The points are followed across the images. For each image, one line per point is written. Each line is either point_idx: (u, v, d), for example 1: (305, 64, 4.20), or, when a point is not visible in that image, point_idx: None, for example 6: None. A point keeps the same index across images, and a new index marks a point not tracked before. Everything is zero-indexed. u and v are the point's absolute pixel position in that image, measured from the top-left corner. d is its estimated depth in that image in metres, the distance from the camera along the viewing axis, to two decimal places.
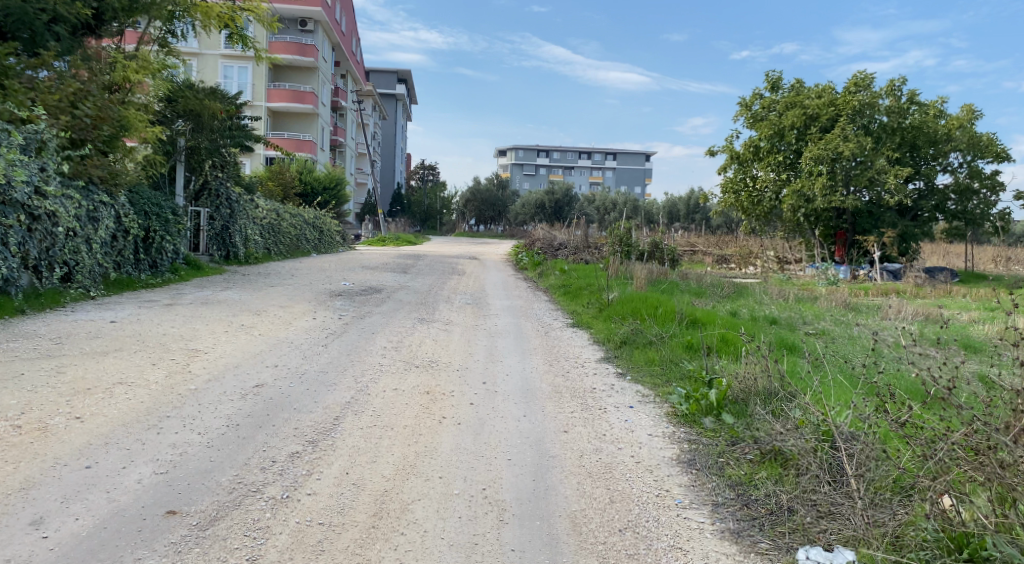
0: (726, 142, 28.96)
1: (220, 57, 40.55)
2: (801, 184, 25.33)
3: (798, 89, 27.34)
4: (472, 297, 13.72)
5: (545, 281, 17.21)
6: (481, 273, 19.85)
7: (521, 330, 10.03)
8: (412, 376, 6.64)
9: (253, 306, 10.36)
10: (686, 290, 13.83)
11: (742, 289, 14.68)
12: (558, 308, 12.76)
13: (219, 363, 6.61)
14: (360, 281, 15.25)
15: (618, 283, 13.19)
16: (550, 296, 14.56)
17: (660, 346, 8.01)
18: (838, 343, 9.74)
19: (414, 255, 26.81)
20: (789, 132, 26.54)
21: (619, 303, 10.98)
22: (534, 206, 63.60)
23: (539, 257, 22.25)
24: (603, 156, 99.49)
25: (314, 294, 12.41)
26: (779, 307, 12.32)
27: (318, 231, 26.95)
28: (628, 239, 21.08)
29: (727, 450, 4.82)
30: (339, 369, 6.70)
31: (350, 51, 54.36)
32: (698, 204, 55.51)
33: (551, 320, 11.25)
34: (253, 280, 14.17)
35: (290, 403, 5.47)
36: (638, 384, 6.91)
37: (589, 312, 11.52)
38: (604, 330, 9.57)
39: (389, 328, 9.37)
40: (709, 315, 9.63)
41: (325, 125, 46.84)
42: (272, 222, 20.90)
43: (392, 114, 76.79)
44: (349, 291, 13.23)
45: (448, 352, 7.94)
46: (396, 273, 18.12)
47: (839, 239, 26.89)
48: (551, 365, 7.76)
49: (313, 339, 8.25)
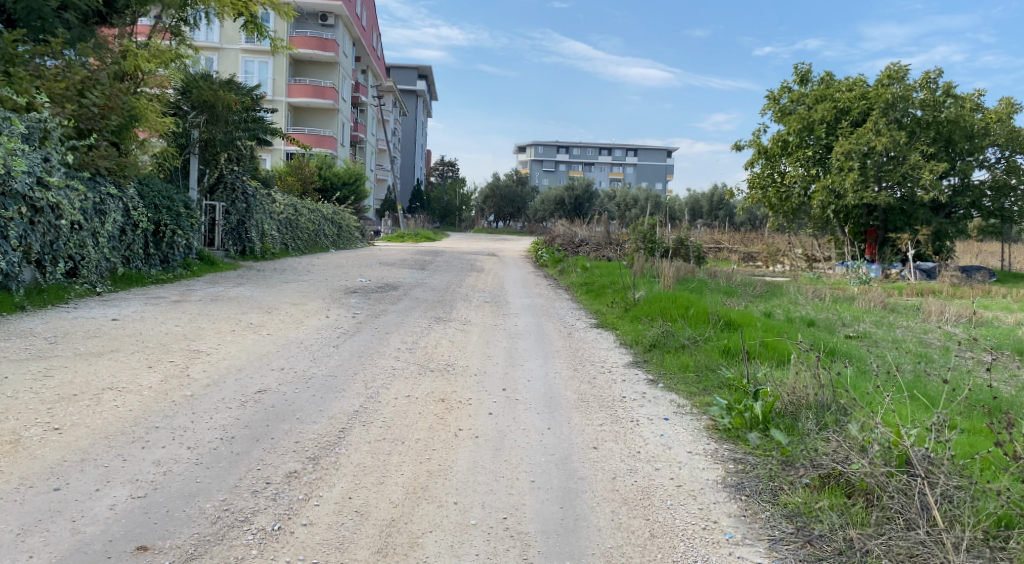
0: (754, 137, 28.17)
1: (240, 51, 40.77)
2: (831, 180, 24.48)
3: (828, 82, 26.32)
4: (492, 295, 13.22)
5: (567, 278, 16.66)
6: (501, 270, 19.36)
7: (543, 331, 9.51)
8: (427, 382, 6.13)
9: (264, 304, 9.95)
10: (716, 289, 13.21)
11: (774, 289, 14.02)
12: (581, 307, 12.21)
13: (220, 366, 6.16)
14: (376, 278, 14.81)
15: (644, 281, 12.63)
16: (572, 294, 14.01)
17: (694, 351, 7.44)
18: (882, 347, 9.10)
19: (433, 251, 26.37)
20: (818, 127, 25.61)
21: (646, 303, 10.40)
22: (554, 202, 63.00)
23: (560, 254, 21.71)
24: (624, 152, 98.54)
25: (328, 291, 11.97)
26: (815, 308, 11.67)
27: (336, 227, 26.60)
28: (653, 236, 20.47)
29: (780, 474, 4.27)
30: (348, 374, 6.22)
31: (371, 46, 54.16)
32: (721, 201, 54.57)
33: (574, 320, 10.71)
34: (266, 276, 13.78)
35: (293, 412, 5.00)
36: (672, 392, 6.34)
37: (614, 312, 10.98)
38: (632, 332, 9.01)
39: (405, 328, 8.90)
40: (744, 317, 9.03)
41: (345, 120, 46.59)
42: (289, 217, 20.55)
43: (413, 110, 76.47)
44: (366, 288, 12.79)
45: (466, 355, 7.44)
46: (414, 269, 17.67)
47: (870, 236, 25.64)
48: (576, 370, 7.22)
49: (324, 340, 7.79)
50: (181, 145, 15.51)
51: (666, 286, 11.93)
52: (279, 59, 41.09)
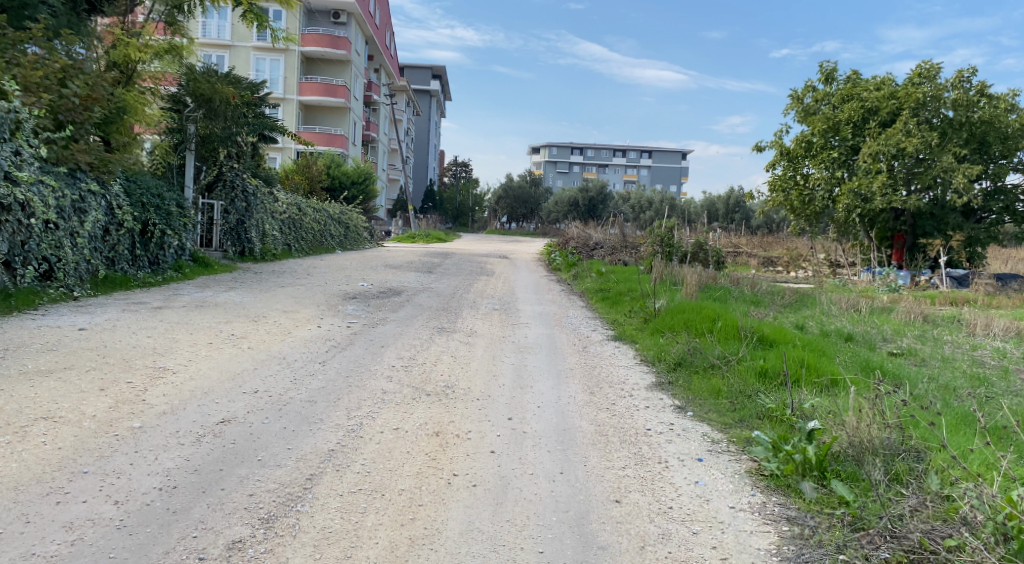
0: (776, 137, 27.20)
1: (252, 49, 40.19)
2: (858, 183, 23.37)
3: (855, 81, 25.30)
4: (501, 302, 12.40)
5: (581, 284, 15.81)
6: (512, 274, 18.53)
7: (554, 344, 8.68)
8: (420, 409, 5.30)
9: (253, 312, 9.19)
10: (741, 297, 12.32)
11: (803, 298, 13.10)
12: (597, 316, 11.36)
13: (183, 390, 5.39)
14: (379, 282, 14.04)
15: (664, 289, 11.77)
16: (586, 302, 13.16)
17: (726, 373, 6.57)
18: (931, 366, 8.18)
19: (443, 253, 25.59)
20: (844, 127, 24.66)
21: (667, 314, 9.55)
22: (568, 204, 62.11)
23: (573, 258, 20.86)
24: (638, 154, 97.45)
25: (325, 297, 11.19)
26: (851, 320, 10.74)
27: (343, 227, 25.86)
28: (670, 240, 19.55)
29: (850, 545, 3.44)
30: (329, 399, 5.43)
31: (383, 45, 53.56)
32: (737, 204, 53.41)
33: (589, 331, 9.87)
34: (262, 280, 13.03)
35: (254, 452, 4.21)
36: (704, 424, 5.49)
37: (632, 323, 10.12)
38: (653, 348, 8.15)
39: (403, 339, 8.12)
40: (778, 332, 8.17)
41: (356, 119, 45.94)
42: (292, 217, 19.84)
43: (426, 110, 75.77)
44: (366, 294, 12.00)
45: (468, 374, 6.62)
46: (420, 272, 16.88)
47: (898, 241, 24.64)
48: (593, 392, 6.37)
49: (309, 355, 7.00)
50: (177, 139, 14.85)
51: (687, 294, 11.08)
52: (290, 56, 40.48)
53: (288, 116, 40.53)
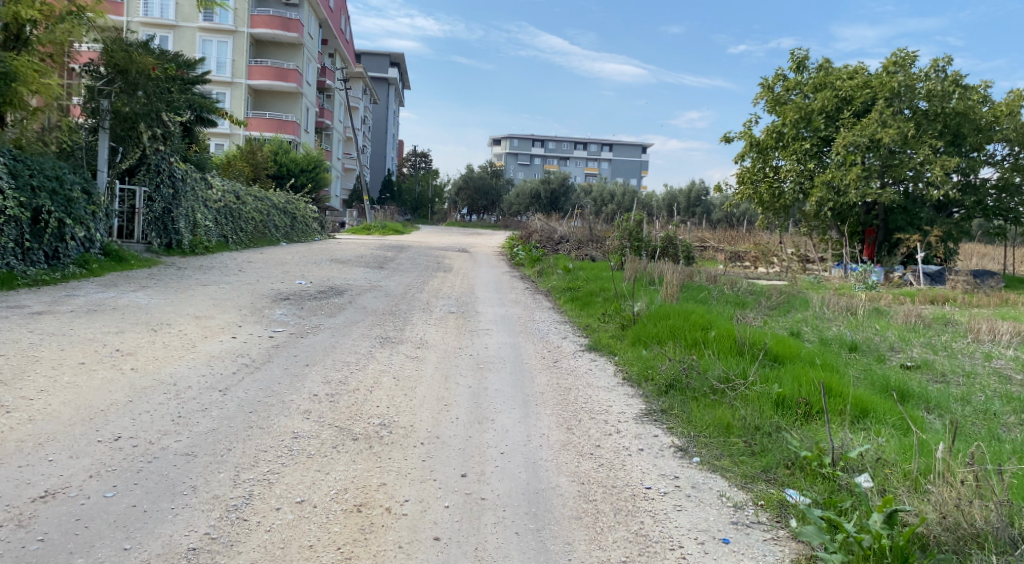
0: (745, 128, 26.30)
1: (197, 30, 37.89)
2: (830, 175, 22.60)
3: (827, 70, 24.46)
4: (458, 303, 10.98)
5: (546, 282, 14.50)
6: (470, 270, 17.14)
7: (519, 357, 7.31)
8: (340, 466, 3.89)
9: (157, 318, 7.63)
10: (723, 299, 11.10)
11: (792, 298, 11.96)
12: (566, 320, 10.05)
13: (8, 442, 3.87)
14: (320, 279, 12.50)
15: (640, 289, 10.53)
16: (553, 303, 11.82)
17: (733, 400, 5.30)
18: (955, 384, 7.02)
19: (397, 246, 24.04)
20: (817, 117, 23.81)
21: (650, 320, 8.28)
22: (529, 196, 60.73)
23: (537, 252, 19.54)
24: (598, 146, 96.72)
25: (253, 298, 9.66)
26: (848, 326, 9.60)
27: (289, 218, 24.08)
28: (639, 234, 18.35)
29: None
30: (215, 453, 3.95)
31: (338, 29, 51.49)
32: (699, 197, 52.83)
33: (559, 340, 8.54)
34: (184, 278, 11.39)
35: (68, 562, 2.78)
36: (717, 479, 4.19)
37: (607, 331, 8.81)
38: (638, 362, 6.86)
39: (335, 354, 6.65)
40: (782, 344, 6.96)
41: (309, 105, 43.84)
42: (229, 205, 18.09)
43: (384, 98, 73.73)
44: (301, 294, 10.46)
45: (411, 406, 5.21)
46: (370, 268, 15.34)
47: (869, 236, 24.17)
48: (569, 426, 5.04)
49: (211, 380, 5.49)
50: (90, 116, 13.07)
51: (667, 293, 9.83)
52: (239, 38, 38.25)
53: (236, 102, 38.21)
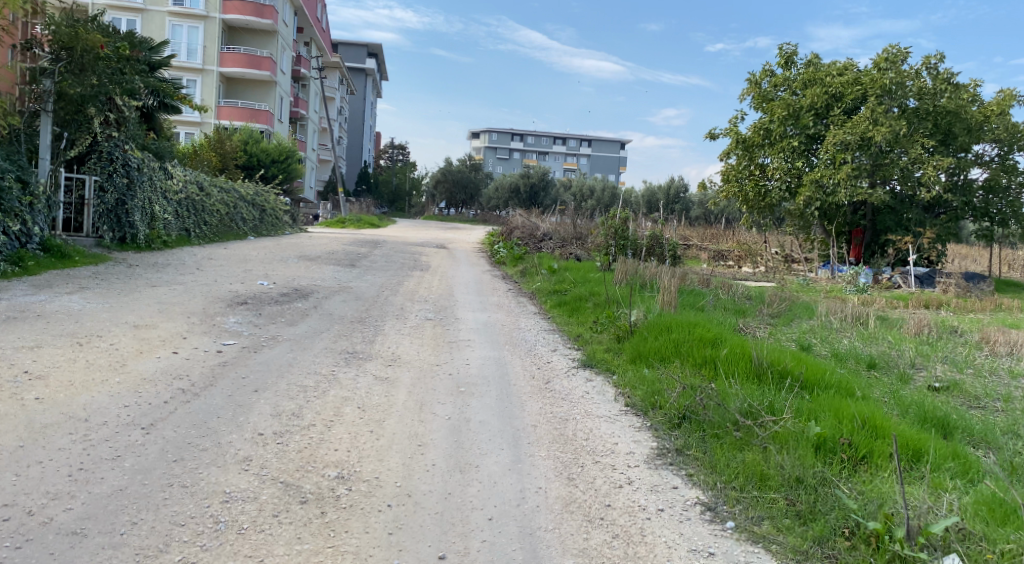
0: (732, 124, 25.61)
1: (167, 14, 36.34)
2: (820, 174, 21.96)
3: (817, 66, 23.80)
4: (435, 308, 10.02)
5: (529, 283, 13.60)
6: (447, 269, 16.19)
7: (504, 376, 6.41)
8: (280, 553, 3.00)
9: (87, 328, 6.58)
10: (721, 305, 10.28)
11: (792, 305, 11.19)
12: (554, 329, 9.15)
13: None
14: (285, 279, 11.47)
15: (634, 296, 9.67)
16: (539, 308, 10.91)
17: (763, 441, 4.47)
18: (992, 410, 6.26)
19: (372, 241, 22.97)
20: (806, 114, 23.17)
21: (650, 333, 7.43)
22: (508, 191, 59.73)
23: (518, 251, 18.64)
24: (578, 141, 96.11)
25: (206, 302, 8.64)
26: (860, 338, 8.84)
27: (257, 211, 22.88)
28: (625, 232, 17.33)
29: None
30: (115, 530, 3.04)
31: (314, 16, 50.00)
32: (678, 194, 52.30)
33: (548, 353, 7.65)
34: (132, 278, 10.31)
35: None
36: (763, 557, 3.35)
37: (601, 345, 7.93)
38: (641, 385, 6.02)
39: (291, 376, 5.68)
40: (802, 365, 6.16)
41: (283, 93, 42.44)
42: (191, 197, 16.92)
43: (361, 89, 72.25)
44: (262, 297, 9.44)
45: (377, 450, 4.28)
46: (340, 267, 14.31)
47: (857, 237, 23.65)
48: (569, 475, 4.16)
49: (134, 413, 4.49)
50: (30, 100, 11.86)
51: (665, 300, 9.00)
52: (210, 23, 36.75)
53: (206, 89, 36.75)
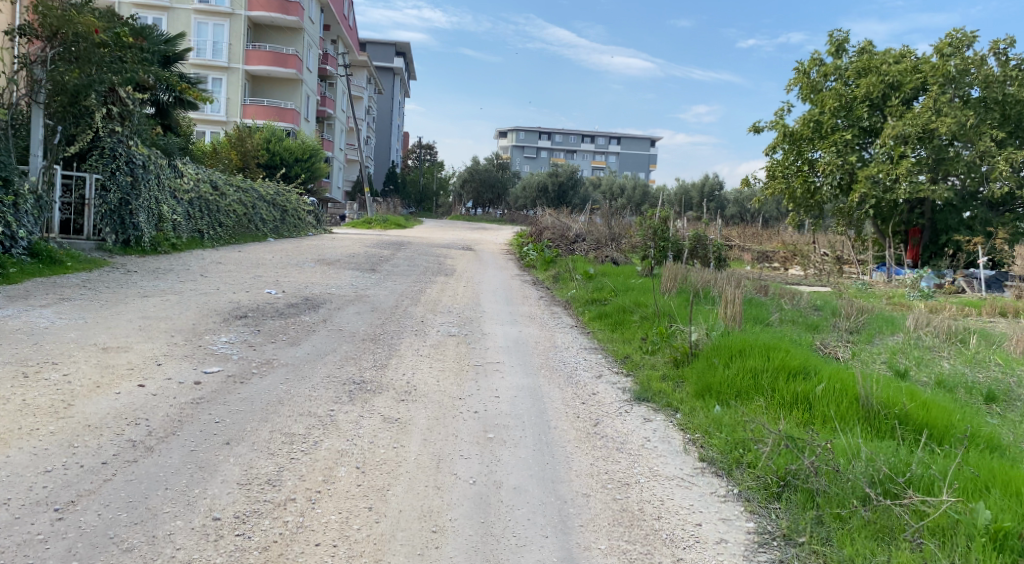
0: (777, 118, 24.11)
1: (193, 12, 35.68)
2: (876, 169, 20.37)
3: (871, 53, 22.19)
4: (460, 321, 8.82)
5: (564, 290, 12.38)
6: (475, 273, 15.03)
7: (542, 414, 5.21)
8: None
9: (41, 353, 5.48)
10: (788, 320, 8.94)
11: (869, 315, 9.78)
12: (599, 348, 7.90)
13: None
14: (295, 287, 10.37)
15: (690, 311, 8.39)
16: (576, 321, 9.65)
17: (915, 534, 3.23)
18: None
19: (395, 243, 21.94)
20: (860, 106, 21.61)
21: (718, 359, 6.18)
22: (537, 190, 58.44)
23: (550, 253, 17.41)
24: (607, 139, 94.54)
25: (198, 317, 7.53)
26: (963, 360, 7.43)
27: (278, 211, 21.93)
28: (665, 233, 16.08)
29: None
30: None
31: (341, 14, 49.22)
32: (711, 192, 50.66)
33: (595, 381, 6.42)
34: (125, 286, 9.28)
35: None
36: None
37: (655, 370, 6.72)
38: (720, 434, 4.81)
39: (277, 418, 4.53)
40: (923, 404, 4.88)
41: (309, 91, 41.66)
42: (203, 197, 15.96)
43: (389, 88, 71.56)
44: (264, 310, 8.33)
45: (376, 544, 3.11)
46: (359, 272, 13.21)
47: (913, 237, 22.00)
48: None
49: (53, 484, 3.37)
50: (21, 89, 10.91)
51: (728, 315, 7.72)
52: (235, 21, 36.07)
53: (231, 88, 36.06)
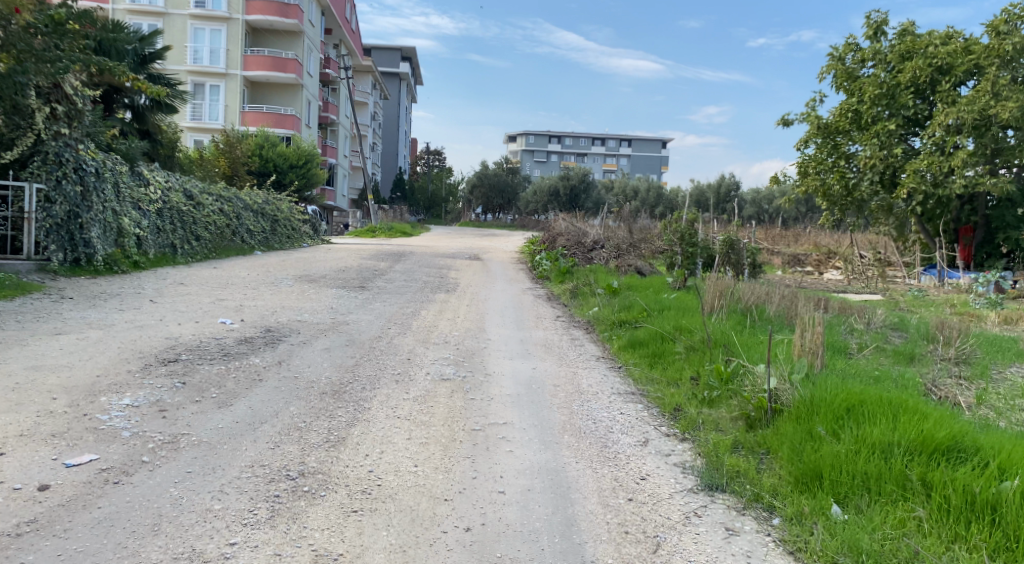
0: (808, 110, 22.18)
1: (190, 18, 34.19)
2: (926, 161, 18.34)
3: (913, 35, 20.21)
4: (457, 358, 6.96)
5: (584, 309, 10.53)
6: (480, 288, 13.19)
7: (572, 532, 3.38)
8: None
9: None
10: (871, 350, 7.05)
11: (974, 338, 7.78)
12: (637, 395, 6.03)
13: None
14: (258, 315, 8.55)
15: (750, 346, 6.53)
16: (602, 352, 7.80)
17: None
18: None
19: (396, 254, 20.20)
20: (904, 93, 19.65)
21: (819, 424, 4.34)
22: (548, 194, 56.56)
23: (566, 262, 15.57)
24: (617, 142, 92.65)
25: (109, 365, 5.69)
26: None
27: (268, 222, 20.23)
28: (694, 238, 14.15)
29: None
30: None
31: (344, 17, 47.64)
32: (728, 192, 48.57)
33: (640, 455, 4.55)
34: (42, 317, 7.47)
35: None
36: None
37: (721, 434, 4.89)
38: None
39: None
40: None
41: (312, 98, 40.09)
42: (175, 207, 14.25)
43: (396, 94, 70.08)
44: (206, 350, 6.51)
45: None
46: (346, 291, 11.39)
47: (964, 236, 20.00)
48: None
49: None
50: None
51: (803, 349, 5.87)
52: (234, 26, 34.53)
53: (230, 94, 34.49)
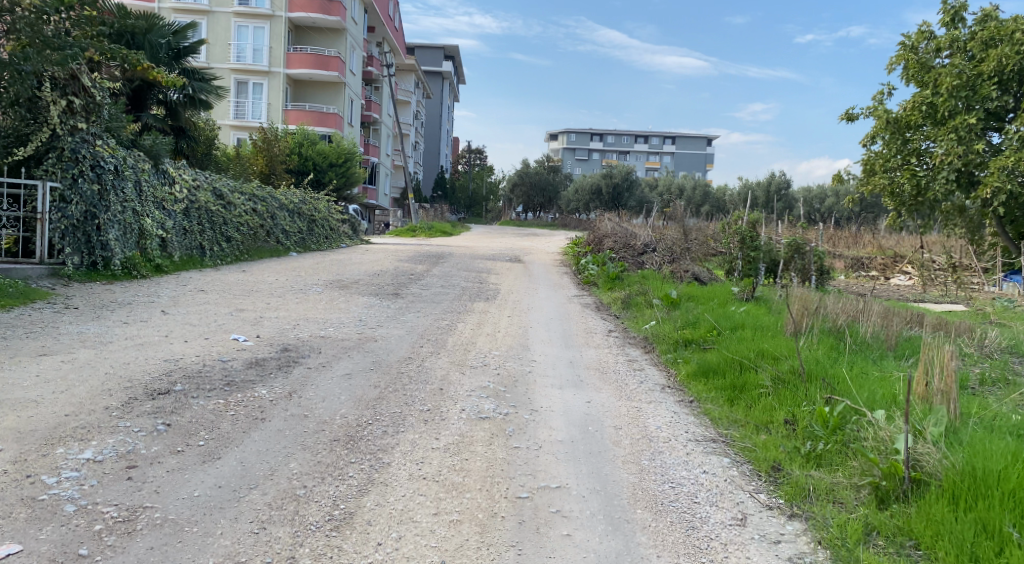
0: (876, 103, 20.57)
1: (233, 16, 33.80)
2: (1012, 157, 16.63)
3: (997, 20, 18.46)
4: (498, 388, 5.89)
5: (641, 323, 9.38)
6: (522, 295, 12.12)
7: None
8: None
9: None
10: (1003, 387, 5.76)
11: None
12: (720, 444, 4.87)
13: None
14: (276, 330, 7.60)
15: (858, 383, 5.31)
16: (666, 379, 6.66)
17: None
18: None
19: (434, 256, 19.26)
20: (986, 83, 17.92)
21: (1002, 517, 3.16)
22: (590, 192, 55.21)
23: (615, 267, 14.42)
24: (661, 139, 90.67)
25: (84, 397, 4.77)
26: None
27: (304, 222, 19.51)
28: (757, 242, 12.84)
29: None
30: None
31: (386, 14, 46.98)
32: (779, 190, 46.60)
33: (743, 546, 3.41)
34: (33, 333, 6.63)
35: None
36: None
37: (843, 511, 3.74)
38: None
39: None
40: None
41: (353, 95, 39.54)
42: (204, 207, 13.51)
43: (438, 92, 69.43)
44: (207, 376, 5.57)
45: None
46: (378, 299, 10.43)
47: None
48: None
49: None
50: None
51: (930, 392, 4.66)
52: (276, 23, 34.03)
53: (272, 92, 34.06)
